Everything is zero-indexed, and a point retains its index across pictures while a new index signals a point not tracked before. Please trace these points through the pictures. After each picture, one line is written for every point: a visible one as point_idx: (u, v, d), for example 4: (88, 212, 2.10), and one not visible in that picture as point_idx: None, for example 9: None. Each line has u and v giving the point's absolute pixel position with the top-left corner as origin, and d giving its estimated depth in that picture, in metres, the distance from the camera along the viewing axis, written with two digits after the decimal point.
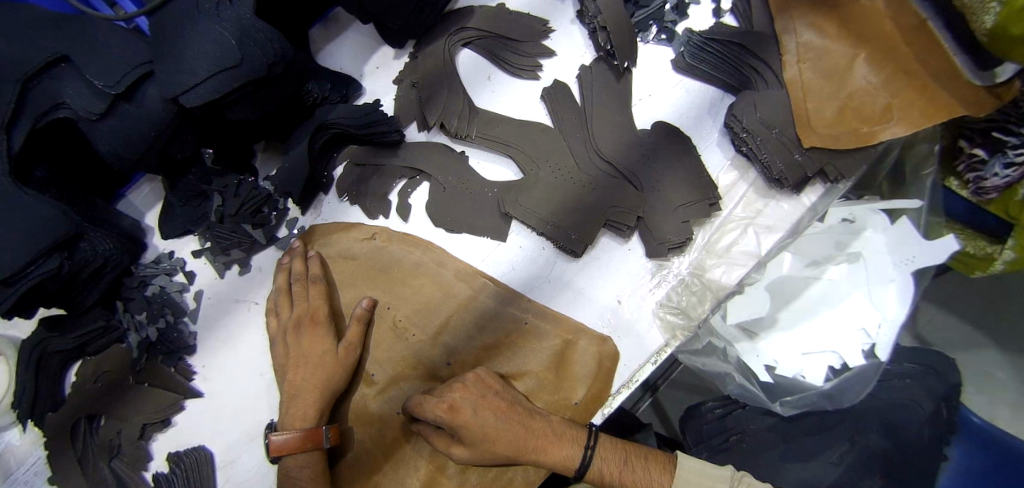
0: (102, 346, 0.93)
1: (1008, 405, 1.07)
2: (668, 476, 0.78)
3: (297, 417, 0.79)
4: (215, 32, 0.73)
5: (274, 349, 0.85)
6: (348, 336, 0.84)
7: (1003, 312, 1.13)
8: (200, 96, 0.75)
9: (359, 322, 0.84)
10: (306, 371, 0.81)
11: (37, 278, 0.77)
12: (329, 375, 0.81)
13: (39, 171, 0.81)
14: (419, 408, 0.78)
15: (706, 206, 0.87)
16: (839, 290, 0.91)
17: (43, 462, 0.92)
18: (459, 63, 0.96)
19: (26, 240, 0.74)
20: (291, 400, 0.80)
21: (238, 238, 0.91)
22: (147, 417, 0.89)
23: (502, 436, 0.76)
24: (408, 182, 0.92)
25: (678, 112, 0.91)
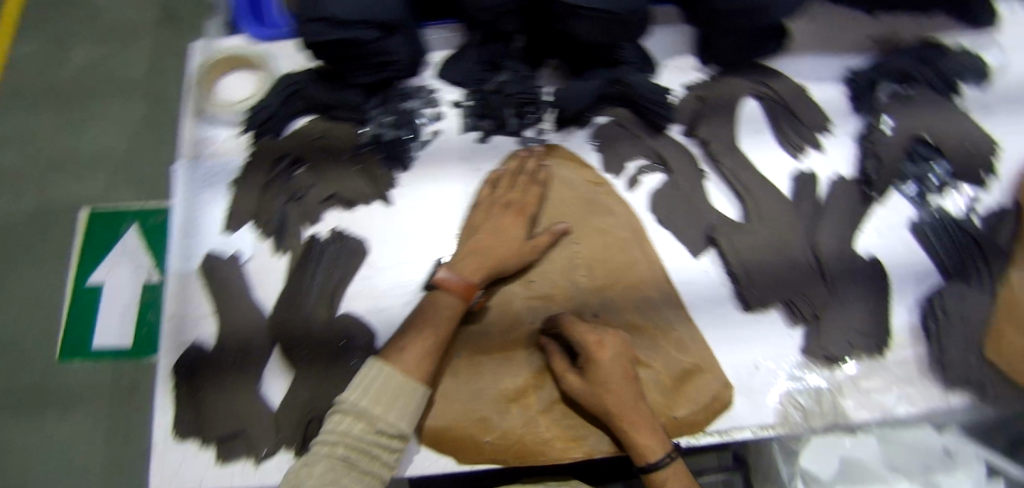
0: (341, 118, 1.02)
1: None
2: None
3: (466, 269, 0.89)
4: None
5: (475, 209, 0.95)
6: (536, 240, 0.93)
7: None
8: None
9: (552, 235, 0.93)
10: (495, 241, 0.91)
11: (353, 34, 0.90)
12: (508, 257, 0.90)
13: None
14: (568, 327, 0.86)
15: (874, 344, 0.93)
16: None
17: (234, 168, 1.03)
18: (742, 107, 1.04)
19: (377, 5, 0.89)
20: (468, 254, 0.90)
21: (497, 114, 1.01)
22: (340, 192, 0.99)
23: (617, 394, 0.80)
24: (649, 164, 1.00)
25: (893, 261, 0.98)
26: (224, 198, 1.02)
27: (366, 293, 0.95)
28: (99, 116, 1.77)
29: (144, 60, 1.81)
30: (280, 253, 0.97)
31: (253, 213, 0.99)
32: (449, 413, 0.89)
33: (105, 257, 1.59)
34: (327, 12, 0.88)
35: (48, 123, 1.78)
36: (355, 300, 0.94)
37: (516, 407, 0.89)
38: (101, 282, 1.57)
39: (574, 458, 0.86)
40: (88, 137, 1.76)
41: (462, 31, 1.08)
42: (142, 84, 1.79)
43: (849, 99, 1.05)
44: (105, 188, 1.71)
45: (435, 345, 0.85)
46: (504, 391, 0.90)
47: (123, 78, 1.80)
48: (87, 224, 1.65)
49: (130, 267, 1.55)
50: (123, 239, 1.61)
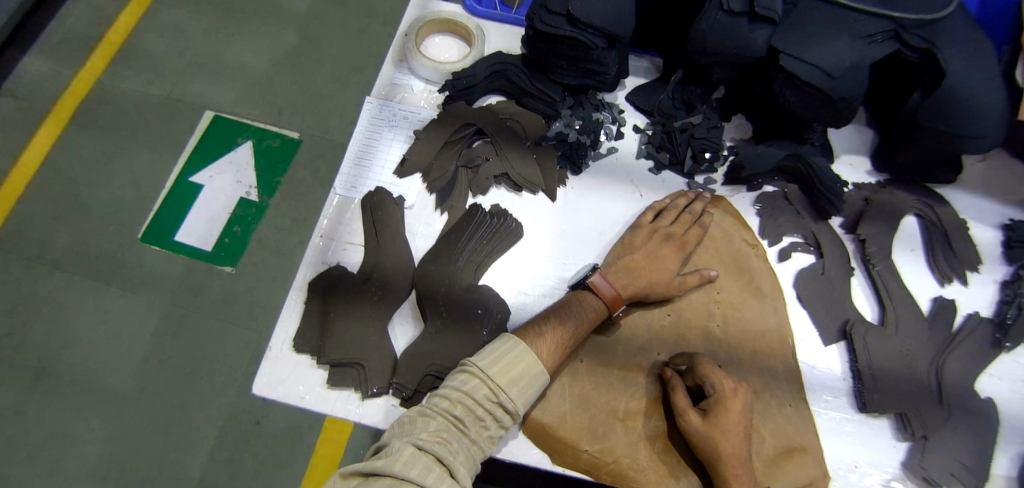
0: (532, 107, 1.09)
1: None
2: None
3: (620, 282, 0.91)
4: (844, 51, 0.93)
5: (636, 229, 0.98)
6: (686, 277, 0.96)
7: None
8: (792, 67, 0.94)
9: (702, 278, 0.96)
10: (652, 266, 0.93)
11: (582, 36, 0.97)
12: (660, 283, 0.93)
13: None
14: (702, 366, 0.86)
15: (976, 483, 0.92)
16: None
17: (418, 119, 1.08)
18: (902, 221, 1.10)
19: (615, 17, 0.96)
20: (624, 268, 0.93)
21: (677, 152, 1.07)
22: (513, 173, 1.03)
23: (734, 447, 0.80)
24: (804, 243, 1.04)
25: (1009, 411, 0.99)
26: (405, 145, 1.06)
27: (511, 272, 0.98)
28: (251, 32, 1.86)
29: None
30: (440, 209, 1.01)
31: (425, 166, 1.03)
32: (556, 412, 0.88)
33: (213, 162, 1.66)
34: (570, 8, 0.94)
35: (207, 23, 1.88)
36: (499, 277, 0.97)
37: (622, 427, 0.88)
38: (202, 182, 1.64)
39: None
40: (238, 47, 1.85)
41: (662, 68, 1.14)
42: (300, 17, 1.88)
43: (1004, 246, 1.09)
44: (235, 98, 1.77)
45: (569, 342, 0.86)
46: (616, 408, 0.89)
47: (287, 6, 1.90)
48: (208, 125, 1.72)
49: (232, 180, 1.63)
50: (236, 150, 1.68)
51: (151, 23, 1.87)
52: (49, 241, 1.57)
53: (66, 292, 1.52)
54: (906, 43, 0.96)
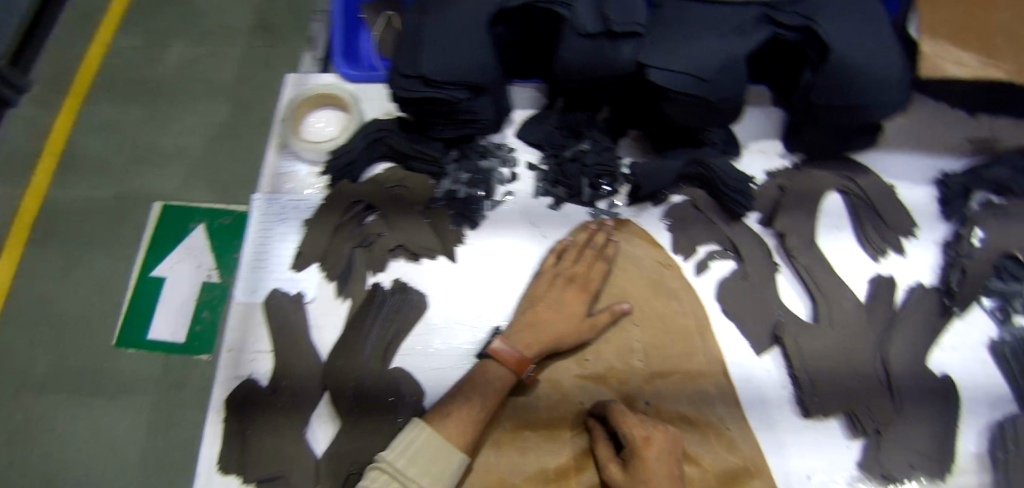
0: (418, 169, 1.05)
1: None
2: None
3: (523, 344, 0.87)
4: (713, 51, 0.86)
5: (538, 278, 0.95)
6: (595, 317, 0.92)
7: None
8: (663, 79, 0.87)
9: (613, 314, 0.93)
10: (556, 318, 0.90)
11: (445, 94, 0.93)
12: (566, 334, 0.89)
13: (501, 27, 0.97)
14: (618, 415, 0.85)
15: (938, 471, 0.88)
16: None
17: (306, 205, 1.06)
18: (825, 200, 1.02)
19: (470, 69, 0.90)
20: (526, 327, 0.89)
21: (572, 183, 1.02)
22: (408, 243, 1.01)
23: None
24: (720, 250, 0.99)
25: (967, 382, 0.94)
26: (297, 235, 1.05)
27: (422, 349, 0.95)
28: (182, 114, 1.73)
29: (234, 66, 1.78)
30: (342, 297, 1.00)
31: (320, 254, 1.02)
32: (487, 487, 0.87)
33: (171, 250, 1.52)
34: (423, 70, 0.90)
35: (133, 115, 1.75)
36: (409, 356, 0.95)
37: None
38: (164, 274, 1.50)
39: None
40: (170, 135, 1.72)
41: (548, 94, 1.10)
42: (222, 90, 1.75)
43: (940, 204, 1.01)
44: (179, 183, 1.64)
45: (478, 421, 0.83)
46: (544, 468, 0.87)
47: (214, 80, 1.77)
48: (160, 216, 1.59)
49: (192, 266, 1.49)
50: (192, 236, 1.54)
51: (82, 125, 1.74)
52: (27, 372, 1.47)
53: (54, 411, 1.42)
54: (782, 24, 0.88)
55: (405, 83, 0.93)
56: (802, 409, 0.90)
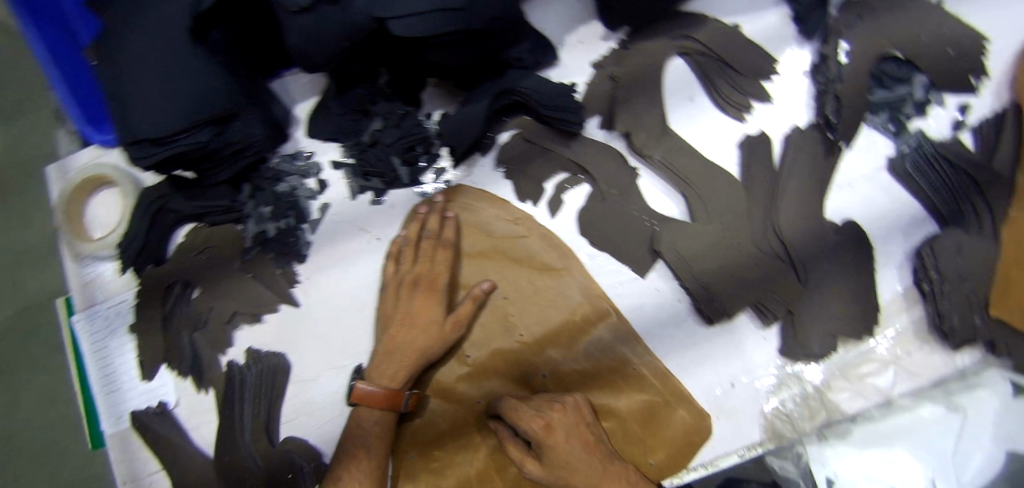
0: (217, 222, 0.90)
1: None
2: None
3: (387, 375, 0.79)
4: None
5: (384, 293, 0.83)
6: (456, 314, 0.81)
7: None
8: (407, 29, 0.73)
9: (476, 301, 0.81)
10: (415, 333, 0.80)
11: (187, 144, 0.78)
12: (427, 345, 0.79)
13: (214, 33, 0.76)
14: (511, 412, 0.78)
15: (861, 328, 0.81)
16: None
17: (125, 307, 0.94)
18: (668, 71, 0.87)
19: (193, 106, 0.75)
20: (384, 355, 0.80)
21: (383, 168, 0.87)
22: (241, 307, 0.89)
23: (583, 472, 0.75)
24: (569, 177, 0.85)
25: (874, 217, 0.83)
26: (129, 341, 0.94)
27: (302, 410, 0.87)
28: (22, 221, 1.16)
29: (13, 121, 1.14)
30: (203, 388, 0.90)
31: (164, 352, 0.92)
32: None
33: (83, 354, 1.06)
34: (143, 132, 0.76)
35: None
36: (292, 420, 0.88)
37: None
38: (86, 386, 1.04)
39: None
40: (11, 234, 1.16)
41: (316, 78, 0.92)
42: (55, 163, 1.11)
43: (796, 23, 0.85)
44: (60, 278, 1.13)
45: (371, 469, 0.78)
46: (465, 479, 0.83)
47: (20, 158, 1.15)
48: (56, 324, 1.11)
49: None
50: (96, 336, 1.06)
51: None
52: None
53: None
54: None
55: (139, 150, 0.80)
56: (705, 320, 0.82)
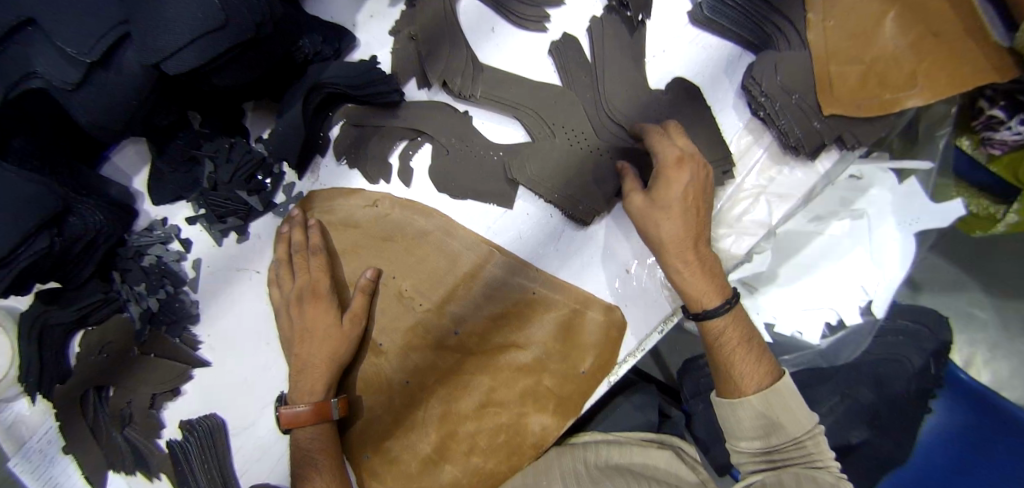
0: (104, 317, 0.91)
1: (986, 345, 1.22)
2: (772, 381, 0.74)
3: (305, 392, 0.78)
4: None
5: (278, 320, 0.83)
6: (352, 312, 0.81)
7: (993, 260, 1.21)
8: (184, 63, 0.70)
9: (365, 291, 0.82)
10: (317, 346, 0.79)
11: (28, 259, 0.75)
12: (332, 351, 0.79)
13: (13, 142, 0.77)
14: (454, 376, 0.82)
15: (721, 172, 0.83)
16: (841, 241, 1.08)
17: (55, 433, 0.93)
18: (460, 12, 0.88)
19: (14, 217, 0.72)
20: (297, 376, 0.79)
21: (234, 205, 0.87)
22: (157, 387, 0.89)
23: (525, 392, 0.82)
24: (409, 143, 0.86)
25: (695, 68, 0.86)
26: (69, 464, 0.93)
27: (251, 459, 0.87)
28: None
29: None
30: (155, 476, 0.90)
31: (106, 459, 0.91)
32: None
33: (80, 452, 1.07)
34: None
35: None
36: (248, 472, 0.87)
37: (447, 463, 0.82)
38: None
39: (527, 461, 0.82)
40: None
41: (131, 165, 0.92)
42: None
43: None
44: None
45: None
46: (423, 458, 0.83)
47: None
48: None
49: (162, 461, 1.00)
50: None
51: None
52: None
53: None
54: None
55: None
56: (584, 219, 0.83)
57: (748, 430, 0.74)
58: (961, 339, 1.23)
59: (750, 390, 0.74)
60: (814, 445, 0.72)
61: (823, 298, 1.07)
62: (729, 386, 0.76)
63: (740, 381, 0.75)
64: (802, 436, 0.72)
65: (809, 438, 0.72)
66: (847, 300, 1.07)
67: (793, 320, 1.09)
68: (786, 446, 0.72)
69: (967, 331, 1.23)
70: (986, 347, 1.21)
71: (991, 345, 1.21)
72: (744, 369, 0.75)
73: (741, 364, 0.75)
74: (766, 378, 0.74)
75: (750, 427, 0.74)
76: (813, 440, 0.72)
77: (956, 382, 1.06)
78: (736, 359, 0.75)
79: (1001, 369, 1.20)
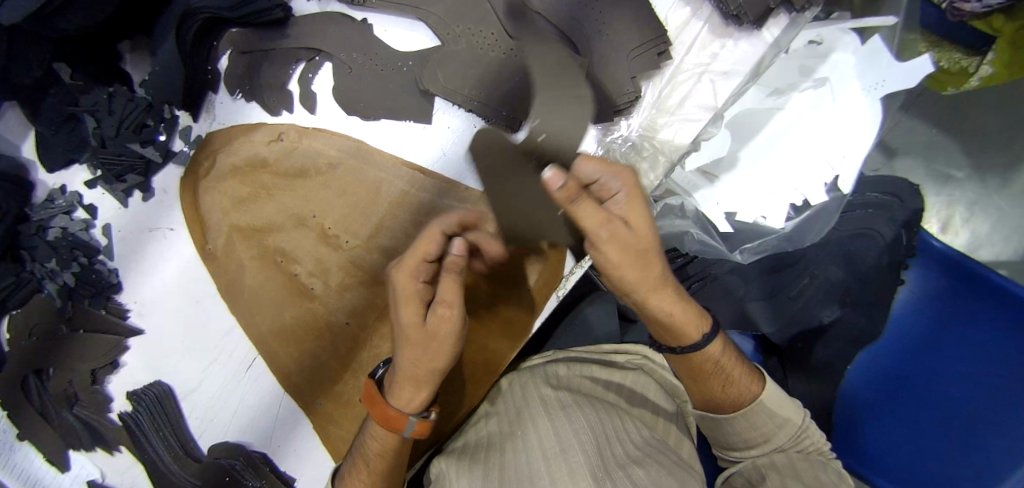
0: (23, 301, 0.85)
1: (965, 204, 1.17)
2: (761, 387, 0.73)
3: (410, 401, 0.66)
4: None
5: (224, 270, 0.81)
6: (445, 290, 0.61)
7: (972, 116, 1.14)
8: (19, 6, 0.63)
9: (421, 262, 0.62)
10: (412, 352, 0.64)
11: None
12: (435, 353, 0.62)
13: None
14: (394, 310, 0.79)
15: (656, 55, 0.75)
16: (801, 115, 1.00)
17: (4, 422, 0.87)
18: None
19: None
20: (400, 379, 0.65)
21: (127, 160, 0.79)
22: (95, 362, 0.85)
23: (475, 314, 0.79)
24: (307, 65, 0.77)
25: None
26: (30, 449, 0.89)
27: (206, 419, 0.85)
28: None
29: None
30: (116, 450, 0.88)
31: (62, 440, 0.88)
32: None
33: None
34: None
35: None
36: (205, 432, 0.85)
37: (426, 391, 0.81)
38: None
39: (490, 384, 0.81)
40: None
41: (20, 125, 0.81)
42: None
43: None
44: None
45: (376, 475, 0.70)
46: None
47: None
48: None
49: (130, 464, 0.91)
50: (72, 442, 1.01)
51: None
52: None
53: None
54: None
55: None
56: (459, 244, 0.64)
57: (747, 435, 0.73)
58: (939, 202, 1.18)
59: (746, 399, 0.72)
60: (806, 436, 0.72)
61: (787, 180, 0.99)
62: (722, 401, 0.73)
63: (737, 393, 0.72)
64: (801, 427, 0.72)
65: (796, 428, 0.72)
66: (812, 178, 0.99)
67: (754, 205, 1.00)
68: (787, 442, 0.71)
69: (945, 194, 1.18)
70: (964, 207, 1.17)
71: (968, 204, 1.17)
72: (721, 397, 0.72)
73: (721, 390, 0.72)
74: (748, 396, 0.72)
75: (747, 436, 0.73)
76: (806, 432, 0.72)
77: (932, 250, 0.97)
78: (716, 389, 0.72)
79: (979, 228, 1.17)
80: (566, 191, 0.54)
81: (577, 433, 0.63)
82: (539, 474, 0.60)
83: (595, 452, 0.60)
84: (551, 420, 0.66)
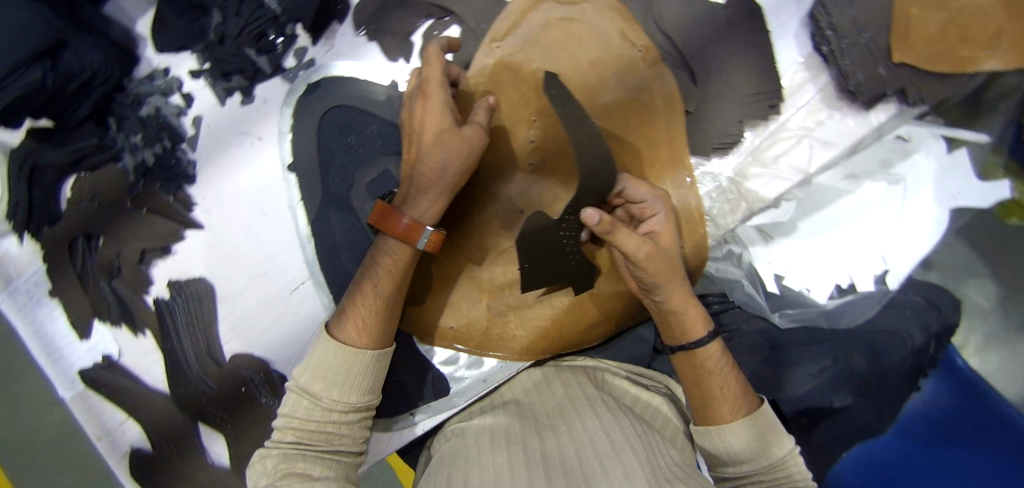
0: (97, 164, 0.86)
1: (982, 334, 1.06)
2: (755, 403, 0.68)
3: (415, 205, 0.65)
4: None
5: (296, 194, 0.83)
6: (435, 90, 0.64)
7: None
8: None
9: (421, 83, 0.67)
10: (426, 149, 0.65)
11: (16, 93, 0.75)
12: (458, 161, 0.63)
13: None
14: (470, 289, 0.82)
15: (768, 106, 0.78)
16: (869, 205, 1.00)
17: (42, 275, 0.90)
18: None
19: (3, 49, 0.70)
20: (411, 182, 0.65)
21: (240, 63, 0.82)
22: (149, 243, 0.87)
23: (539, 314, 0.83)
24: (436, 22, 0.79)
25: None
26: (56, 308, 0.91)
27: (237, 329, 0.87)
28: None
29: None
30: (140, 332, 0.90)
31: (91, 307, 0.90)
32: (317, 360, 0.63)
33: None
34: None
35: None
36: (231, 341, 0.87)
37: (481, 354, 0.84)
38: None
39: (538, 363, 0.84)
40: None
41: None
42: None
43: None
44: None
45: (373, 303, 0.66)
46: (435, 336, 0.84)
47: None
48: None
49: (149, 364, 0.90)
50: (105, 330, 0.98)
51: None
52: None
53: None
54: None
55: None
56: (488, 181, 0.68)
57: (739, 453, 0.65)
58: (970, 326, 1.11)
59: (736, 413, 0.67)
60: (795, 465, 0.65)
61: (840, 260, 1.00)
62: (714, 414, 0.68)
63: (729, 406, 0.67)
64: (787, 455, 0.65)
65: (783, 453, 0.65)
66: (864, 264, 1.00)
67: (804, 276, 1.01)
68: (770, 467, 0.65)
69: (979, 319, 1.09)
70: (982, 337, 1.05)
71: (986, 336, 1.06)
72: (716, 408, 0.68)
73: (702, 399, 0.69)
74: (739, 409, 0.67)
75: (738, 451, 0.65)
76: (794, 461, 0.65)
77: (951, 367, 1.04)
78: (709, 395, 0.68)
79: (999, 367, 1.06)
80: (602, 223, 0.59)
81: (629, 438, 0.61)
82: (591, 470, 0.57)
83: (649, 463, 0.57)
84: (602, 423, 0.65)
